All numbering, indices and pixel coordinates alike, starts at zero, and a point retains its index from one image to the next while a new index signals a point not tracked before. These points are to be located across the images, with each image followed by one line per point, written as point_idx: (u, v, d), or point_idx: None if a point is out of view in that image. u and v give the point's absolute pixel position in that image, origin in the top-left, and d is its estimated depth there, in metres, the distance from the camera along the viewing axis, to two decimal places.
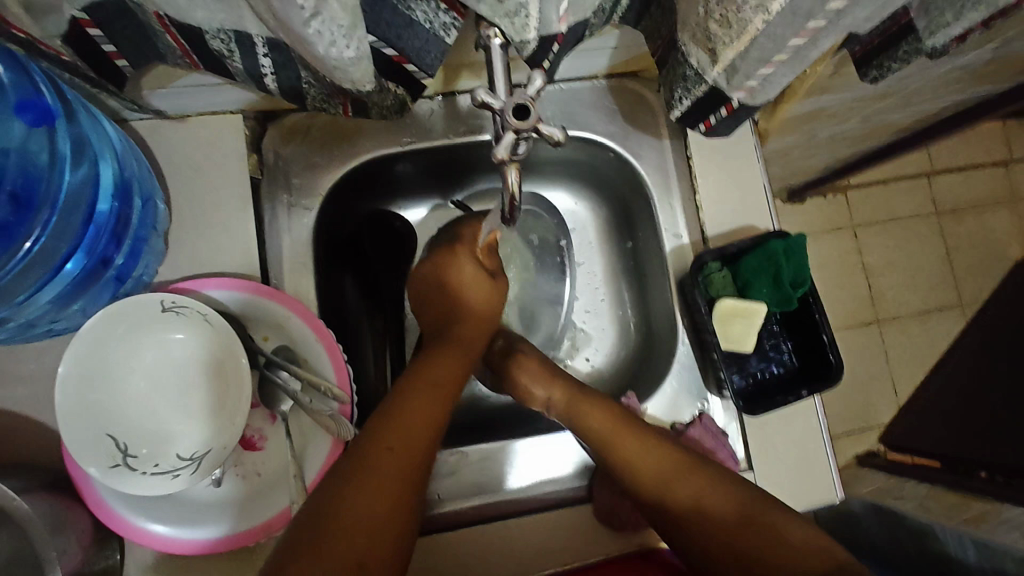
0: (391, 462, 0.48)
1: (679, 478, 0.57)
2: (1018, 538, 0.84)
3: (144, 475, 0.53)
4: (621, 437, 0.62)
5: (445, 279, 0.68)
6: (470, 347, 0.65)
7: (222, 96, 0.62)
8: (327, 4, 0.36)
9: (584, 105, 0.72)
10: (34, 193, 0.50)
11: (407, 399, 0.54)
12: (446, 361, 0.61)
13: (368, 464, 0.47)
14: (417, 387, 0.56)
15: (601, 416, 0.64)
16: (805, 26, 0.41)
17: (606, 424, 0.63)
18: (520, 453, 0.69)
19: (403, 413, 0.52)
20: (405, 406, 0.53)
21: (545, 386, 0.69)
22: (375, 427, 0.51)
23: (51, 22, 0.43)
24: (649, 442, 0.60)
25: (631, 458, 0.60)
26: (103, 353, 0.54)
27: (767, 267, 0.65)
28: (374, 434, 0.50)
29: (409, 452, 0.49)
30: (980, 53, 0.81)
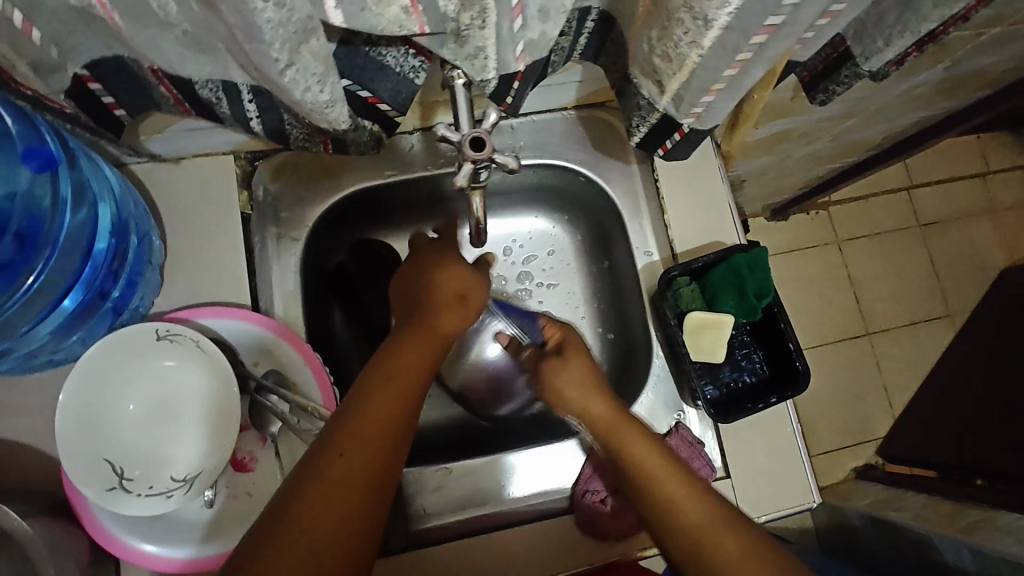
0: (352, 461, 0.47)
1: (716, 538, 0.48)
2: (1015, 543, 0.84)
3: (139, 496, 0.56)
4: (657, 471, 0.54)
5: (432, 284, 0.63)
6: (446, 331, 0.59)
7: (213, 139, 0.66)
8: (299, 55, 0.41)
9: (556, 134, 0.77)
10: (37, 233, 0.53)
11: (370, 385, 0.52)
12: (416, 348, 0.56)
13: (329, 465, 0.46)
14: (385, 376, 0.53)
15: (633, 437, 0.58)
16: (734, 58, 0.46)
17: (648, 452, 0.56)
18: (517, 466, 0.71)
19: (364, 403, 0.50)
20: (369, 397, 0.51)
21: (581, 396, 0.63)
22: (336, 424, 0.49)
23: (57, 80, 0.48)
24: (694, 483, 0.52)
25: (664, 497, 0.52)
26: (102, 381, 0.57)
27: (732, 281, 0.68)
28: (335, 428, 0.49)
29: (369, 447, 0.48)
30: (933, 72, 0.86)
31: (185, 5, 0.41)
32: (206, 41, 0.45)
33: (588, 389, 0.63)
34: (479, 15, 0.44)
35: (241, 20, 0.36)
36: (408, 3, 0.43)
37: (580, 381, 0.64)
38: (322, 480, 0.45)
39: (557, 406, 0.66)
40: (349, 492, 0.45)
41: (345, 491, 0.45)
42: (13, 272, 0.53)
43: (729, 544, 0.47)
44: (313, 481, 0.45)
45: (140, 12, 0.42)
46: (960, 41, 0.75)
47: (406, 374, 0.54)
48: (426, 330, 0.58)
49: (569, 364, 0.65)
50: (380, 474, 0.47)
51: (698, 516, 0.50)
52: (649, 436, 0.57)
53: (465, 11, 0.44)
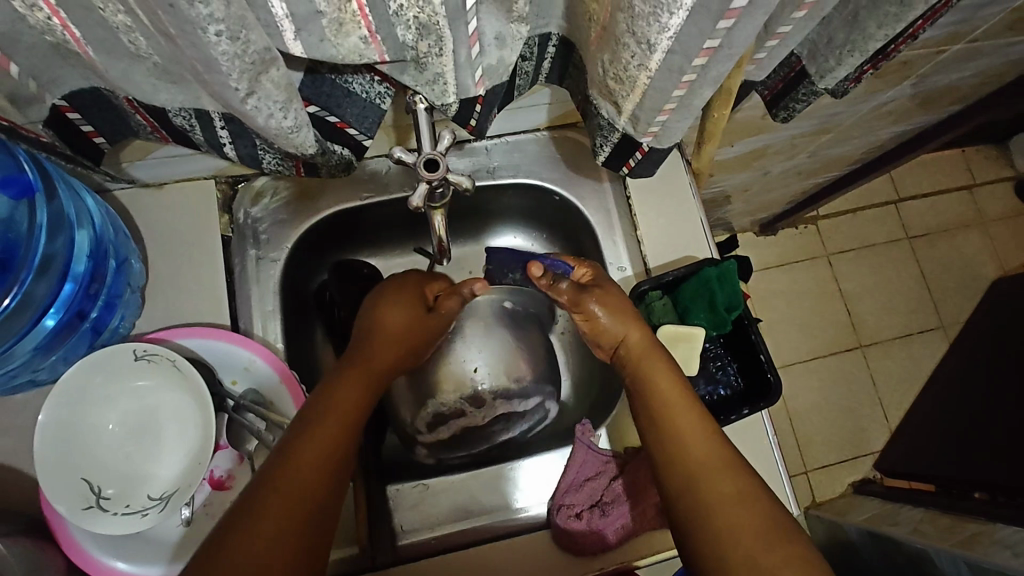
0: (290, 483, 0.47)
1: (715, 469, 0.53)
2: (1010, 556, 0.83)
3: (115, 515, 0.57)
4: (677, 409, 0.58)
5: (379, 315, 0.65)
6: (380, 369, 0.62)
7: (193, 164, 0.69)
8: (260, 84, 0.43)
9: (530, 155, 0.79)
10: (13, 255, 0.55)
11: (308, 416, 0.53)
12: (354, 382, 0.58)
13: (269, 488, 0.47)
14: (330, 405, 0.55)
15: (661, 372, 0.62)
16: (680, 79, 0.48)
17: (670, 390, 0.60)
18: (522, 476, 0.72)
19: (306, 430, 0.52)
20: (316, 423, 0.53)
21: (623, 326, 0.66)
22: (275, 456, 0.50)
23: (34, 110, 0.50)
24: (709, 428, 0.56)
25: (677, 429, 0.57)
26: (81, 401, 0.59)
27: (702, 293, 0.70)
28: (283, 452, 0.50)
29: (305, 470, 0.49)
30: (902, 88, 0.88)
31: (152, 39, 0.43)
32: (176, 72, 0.47)
33: (627, 321, 0.66)
34: (435, 43, 0.46)
35: (199, 53, 0.38)
36: (366, 33, 0.45)
37: (619, 312, 0.66)
38: (262, 502, 0.46)
39: (596, 339, 0.69)
40: (284, 513, 0.46)
41: (285, 509, 0.46)
42: None
43: (724, 475, 0.52)
44: (255, 502, 0.46)
45: (112, 46, 0.44)
46: (920, 58, 0.77)
47: (348, 406, 0.56)
48: (367, 363, 0.61)
49: (613, 299, 0.67)
50: (324, 488, 0.49)
51: (706, 451, 0.54)
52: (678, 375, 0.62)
53: (422, 40, 0.46)
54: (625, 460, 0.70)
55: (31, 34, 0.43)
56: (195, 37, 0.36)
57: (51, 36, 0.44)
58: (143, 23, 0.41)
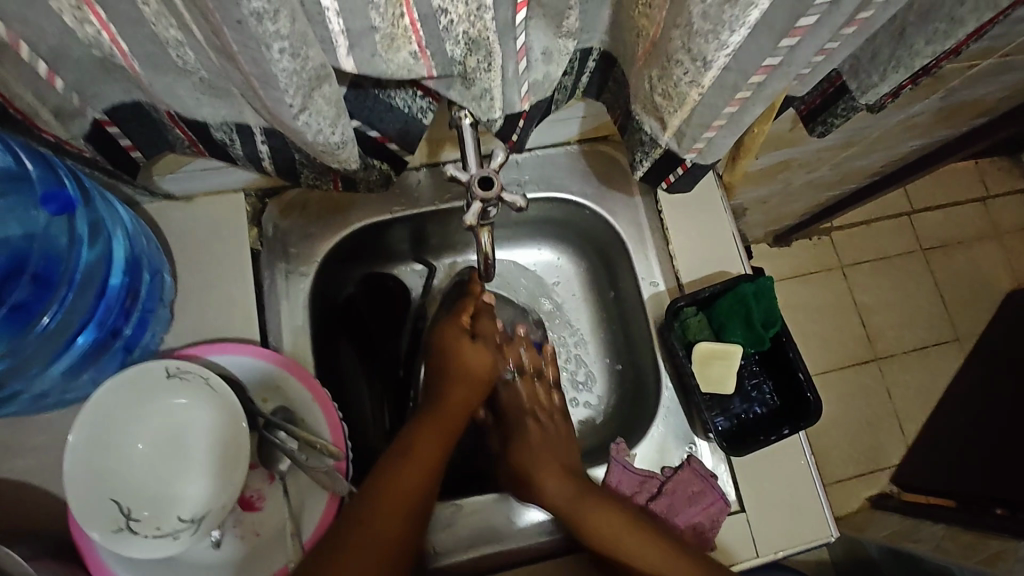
0: (402, 486, 0.55)
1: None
2: None
3: (145, 538, 0.55)
4: (622, 541, 0.62)
5: (454, 354, 0.70)
6: (462, 408, 0.67)
7: (224, 178, 0.68)
8: (313, 100, 0.42)
9: (561, 169, 0.78)
10: (53, 272, 0.54)
11: (412, 434, 0.61)
12: (440, 424, 0.64)
13: (381, 489, 0.54)
14: (421, 439, 0.61)
15: (592, 511, 0.64)
16: (734, 96, 0.47)
17: (606, 526, 0.63)
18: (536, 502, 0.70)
19: (405, 456, 0.58)
20: (405, 456, 0.58)
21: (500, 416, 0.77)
22: (386, 462, 0.58)
23: (77, 125, 0.50)
24: (608, 509, 0.64)
25: (631, 559, 0.61)
26: (110, 420, 0.57)
27: (738, 310, 0.68)
28: (376, 478, 0.56)
29: (412, 478, 0.56)
30: (929, 102, 0.87)
31: (202, 55, 0.43)
32: (223, 87, 0.47)
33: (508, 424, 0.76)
34: (484, 59, 0.45)
35: (257, 70, 0.37)
36: (416, 48, 0.44)
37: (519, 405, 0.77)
38: (374, 501, 0.53)
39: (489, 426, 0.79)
40: (394, 513, 0.53)
41: (394, 511, 0.53)
42: (28, 312, 0.53)
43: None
44: (376, 496, 0.54)
45: (160, 61, 0.44)
46: (954, 73, 0.76)
47: (434, 439, 0.61)
48: (450, 399, 0.67)
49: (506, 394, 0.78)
50: (411, 514, 0.55)
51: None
52: (609, 505, 0.65)
53: (471, 54, 0.45)
54: (663, 480, 0.70)
55: (78, 48, 0.43)
56: (257, 54, 0.36)
57: (99, 50, 0.43)
58: (195, 39, 0.41)
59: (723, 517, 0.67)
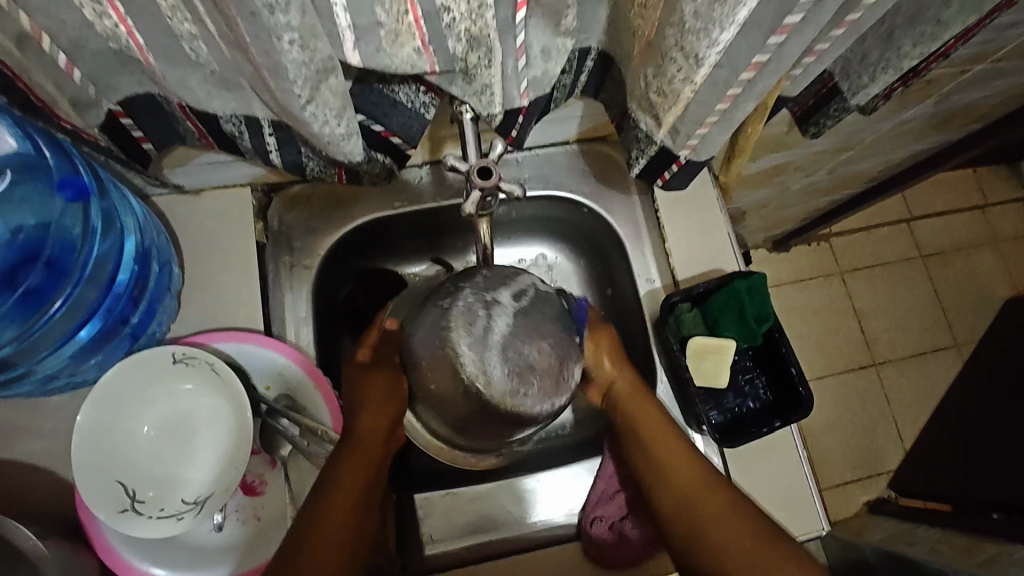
0: (337, 516, 0.55)
1: (693, 492, 0.60)
2: None
3: (150, 518, 0.57)
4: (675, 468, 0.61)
5: (361, 384, 0.63)
6: (378, 439, 0.61)
7: (232, 172, 0.70)
8: (320, 92, 0.44)
9: (560, 168, 0.80)
10: (65, 261, 0.56)
11: (332, 474, 0.57)
12: (360, 448, 0.60)
13: (317, 523, 0.54)
14: (345, 462, 0.58)
15: (650, 416, 0.65)
16: (725, 92, 0.49)
17: (678, 460, 0.62)
18: (534, 492, 0.72)
19: (333, 487, 0.56)
20: (331, 485, 0.56)
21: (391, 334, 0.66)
22: (316, 492, 0.57)
23: (92, 114, 0.52)
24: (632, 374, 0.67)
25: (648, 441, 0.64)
26: (117, 402, 0.59)
27: (731, 306, 0.70)
28: (312, 512, 0.55)
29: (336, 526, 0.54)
30: (923, 106, 0.89)
31: (214, 48, 0.45)
32: (233, 80, 0.49)
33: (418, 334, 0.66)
34: (485, 55, 0.47)
35: (267, 60, 0.39)
36: (419, 44, 0.46)
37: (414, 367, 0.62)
38: (314, 535, 0.54)
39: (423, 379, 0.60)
40: (332, 548, 0.53)
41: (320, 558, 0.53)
42: (40, 298, 0.56)
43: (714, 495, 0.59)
44: (310, 529, 0.54)
45: (174, 53, 0.46)
46: (946, 78, 0.78)
47: (359, 463, 0.58)
48: (364, 423, 0.61)
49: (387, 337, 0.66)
50: (354, 540, 0.55)
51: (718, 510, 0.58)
52: (678, 438, 0.63)
53: (472, 51, 0.47)
54: None
55: (96, 40, 0.45)
56: (268, 44, 0.37)
57: (115, 42, 0.45)
58: (208, 31, 0.43)
59: None
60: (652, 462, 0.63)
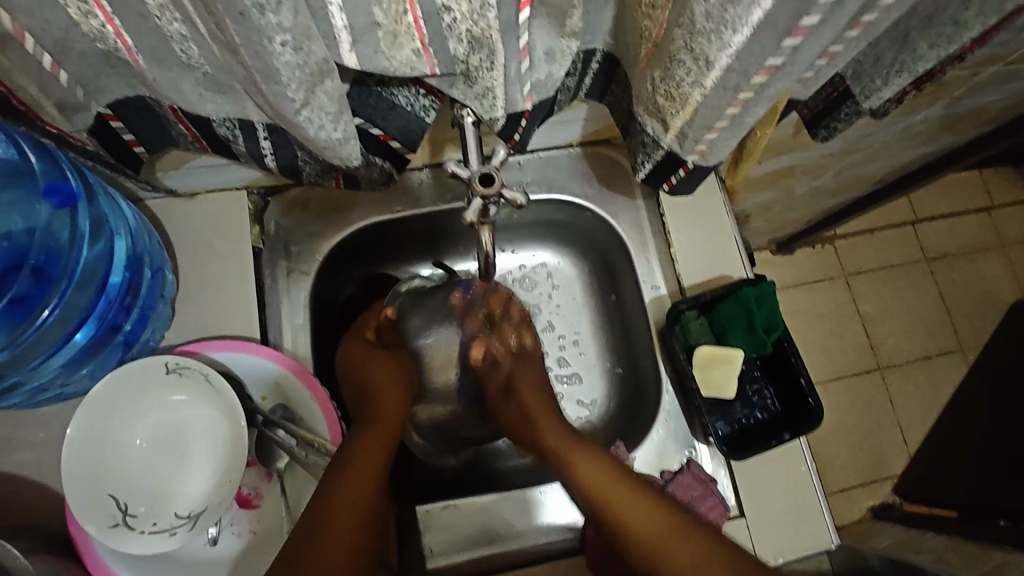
0: (360, 473, 0.56)
1: (662, 536, 0.53)
2: None
3: (143, 533, 0.56)
4: (617, 499, 0.56)
5: (363, 369, 0.67)
6: (394, 412, 0.64)
7: (227, 175, 0.68)
8: (315, 96, 0.42)
9: (562, 171, 0.78)
10: (53, 267, 0.54)
11: (353, 443, 0.59)
12: (381, 421, 0.63)
13: (340, 481, 0.55)
14: (365, 433, 0.60)
15: (577, 455, 0.61)
16: (736, 97, 0.47)
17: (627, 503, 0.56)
18: (540, 504, 0.69)
19: (354, 453, 0.58)
20: (353, 451, 0.58)
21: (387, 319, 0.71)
22: (337, 458, 0.58)
23: (79, 118, 0.50)
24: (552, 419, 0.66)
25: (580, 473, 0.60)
26: (109, 415, 0.57)
27: (739, 314, 0.68)
28: (333, 474, 0.56)
29: (362, 481, 0.55)
30: (934, 109, 0.87)
31: (205, 49, 0.43)
32: (225, 82, 0.47)
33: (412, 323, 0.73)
34: (487, 57, 0.45)
35: (258, 64, 0.37)
36: (419, 46, 0.44)
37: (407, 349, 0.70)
38: (336, 491, 0.54)
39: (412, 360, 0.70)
40: (356, 502, 0.54)
41: (348, 510, 0.53)
42: (27, 306, 0.54)
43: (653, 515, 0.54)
44: (332, 488, 0.54)
45: (163, 55, 0.44)
46: (958, 80, 0.76)
47: (380, 434, 0.61)
48: (381, 397, 0.65)
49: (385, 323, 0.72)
50: (374, 495, 0.55)
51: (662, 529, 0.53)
52: (623, 481, 0.57)
53: (473, 53, 0.45)
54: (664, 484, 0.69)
55: (82, 41, 0.43)
56: (259, 47, 0.36)
57: (103, 43, 0.43)
58: (199, 32, 0.41)
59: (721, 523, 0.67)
60: (610, 511, 0.56)
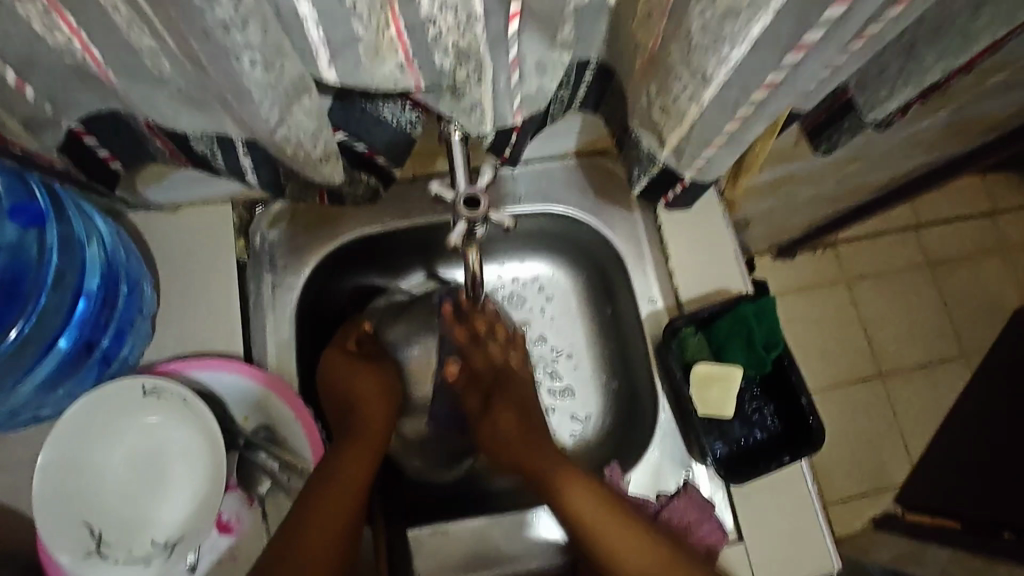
0: (337, 500, 0.56)
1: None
2: None
3: (116, 562, 0.54)
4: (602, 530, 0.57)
5: (347, 383, 0.66)
6: (376, 433, 0.63)
7: (210, 188, 0.66)
8: (291, 113, 0.40)
9: (557, 182, 0.76)
10: (23, 279, 0.55)
11: (335, 461, 0.59)
12: (364, 441, 0.62)
13: (314, 508, 0.54)
14: (347, 453, 0.60)
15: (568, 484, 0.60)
16: (735, 113, 0.45)
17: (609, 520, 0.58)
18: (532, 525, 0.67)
19: (334, 476, 0.57)
20: (332, 474, 0.57)
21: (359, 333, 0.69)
22: (315, 481, 0.57)
23: (48, 135, 0.48)
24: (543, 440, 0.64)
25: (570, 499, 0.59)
26: (82, 439, 0.55)
27: (738, 333, 0.66)
28: (310, 498, 0.55)
29: (344, 498, 0.56)
30: (939, 116, 0.85)
31: (177, 64, 0.41)
32: (200, 98, 0.45)
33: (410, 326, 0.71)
34: (474, 71, 0.43)
35: (229, 83, 0.36)
36: (403, 60, 0.42)
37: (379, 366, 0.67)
38: (309, 522, 0.54)
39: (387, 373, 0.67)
40: (329, 534, 0.54)
41: (327, 529, 0.54)
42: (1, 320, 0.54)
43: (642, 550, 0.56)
44: (308, 517, 0.54)
45: (134, 69, 0.42)
46: (964, 88, 0.74)
47: (361, 455, 0.60)
48: (363, 417, 0.64)
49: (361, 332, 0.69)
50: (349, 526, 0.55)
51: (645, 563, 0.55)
52: (598, 491, 0.59)
53: (460, 66, 0.43)
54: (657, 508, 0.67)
55: (49, 56, 0.41)
56: (227, 66, 0.34)
57: (71, 58, 0.41)
58: (169, 47, 0.39)
59: (718, 548, 0.65)
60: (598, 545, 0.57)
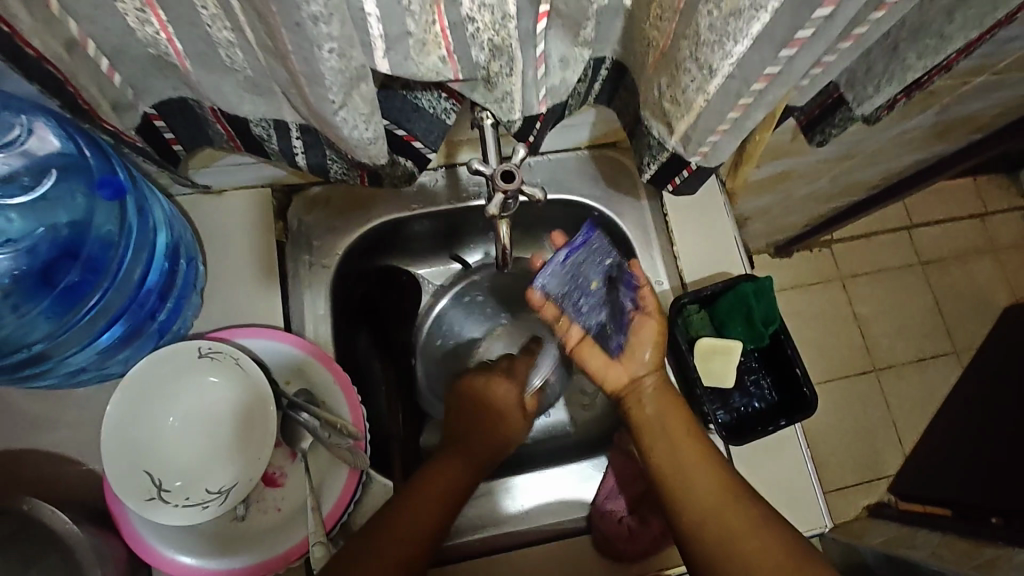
0: (430, 491, 0.61)
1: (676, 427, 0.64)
2: None
3: (176, 507, 0.59)
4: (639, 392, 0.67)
5: (483, 407, 0.72)
6: (483, 450, 0.68)
7: (254, 173, 0.72)
8: (351, 98, 0.46)
9: (570, 172, 0.82)
10: (102, 259, 0.59)
11: (437, 463, 0.65)
12: (471, 447, 0.68)
13: (412, 494, 0.60)
14: (448, 455, 0.66)
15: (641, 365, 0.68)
16: (737, 102, 0.51)
17: (743, 525, 0.56)
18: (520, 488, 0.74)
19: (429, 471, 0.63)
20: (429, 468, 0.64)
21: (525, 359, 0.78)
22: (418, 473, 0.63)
23: (129, 118, 0.54)
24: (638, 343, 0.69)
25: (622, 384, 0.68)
26: (144, 394, 0.61)
27: (739, 308, 0.72)
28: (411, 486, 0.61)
29: (433, 510, 0.60)
30: (925, 116, 0.91)
31: (250, 55, 0.47)
32: (265, 85, 0.51)
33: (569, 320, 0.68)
34: (506, 64, 0.49)
35: (306, 68, 0.41)
36: (444, 53, 0.48)
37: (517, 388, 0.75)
38: (407, 503, 0.59)
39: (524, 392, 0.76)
40: (422, 517, 0.59)
41: (416, 526, 0.58)
42: (78, 293, 0.59)
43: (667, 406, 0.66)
44: (408, 500, 0.60)
45: (212, 60, 0.48)
46: (947, 89, 0.80)
47: (458, 462, 0.66)
48: (477, 433, 0.69)
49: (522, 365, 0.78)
50: (440, 515, 0.60)
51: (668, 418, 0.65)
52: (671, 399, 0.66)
53: (494, 60, 0.49)
54: None
55: (137, 46, 0.47)
56: (308, 53, 0.40)
57: (155, 48, 0.47)
58: (246, 40, 0.45)
59: None
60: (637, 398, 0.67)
